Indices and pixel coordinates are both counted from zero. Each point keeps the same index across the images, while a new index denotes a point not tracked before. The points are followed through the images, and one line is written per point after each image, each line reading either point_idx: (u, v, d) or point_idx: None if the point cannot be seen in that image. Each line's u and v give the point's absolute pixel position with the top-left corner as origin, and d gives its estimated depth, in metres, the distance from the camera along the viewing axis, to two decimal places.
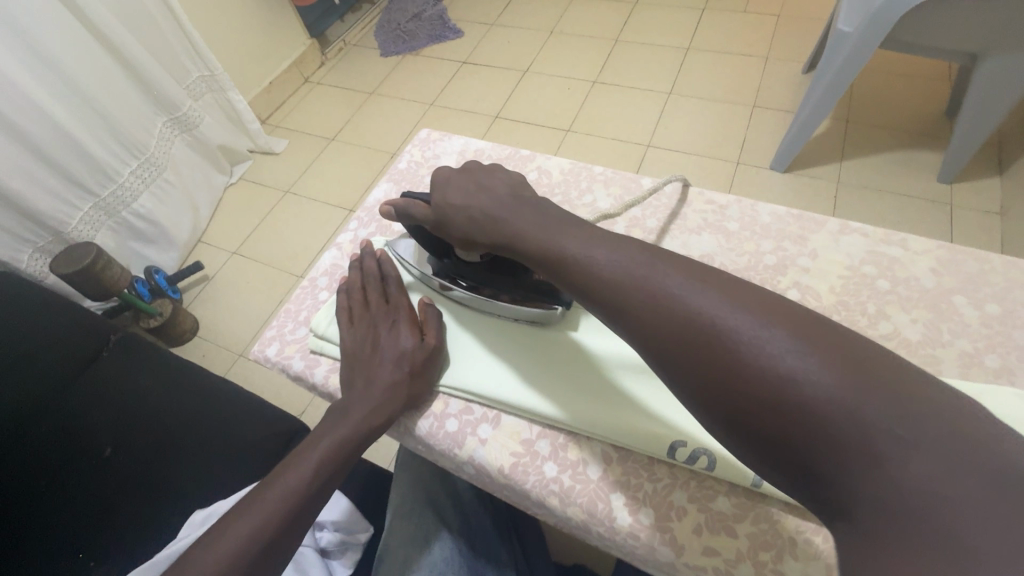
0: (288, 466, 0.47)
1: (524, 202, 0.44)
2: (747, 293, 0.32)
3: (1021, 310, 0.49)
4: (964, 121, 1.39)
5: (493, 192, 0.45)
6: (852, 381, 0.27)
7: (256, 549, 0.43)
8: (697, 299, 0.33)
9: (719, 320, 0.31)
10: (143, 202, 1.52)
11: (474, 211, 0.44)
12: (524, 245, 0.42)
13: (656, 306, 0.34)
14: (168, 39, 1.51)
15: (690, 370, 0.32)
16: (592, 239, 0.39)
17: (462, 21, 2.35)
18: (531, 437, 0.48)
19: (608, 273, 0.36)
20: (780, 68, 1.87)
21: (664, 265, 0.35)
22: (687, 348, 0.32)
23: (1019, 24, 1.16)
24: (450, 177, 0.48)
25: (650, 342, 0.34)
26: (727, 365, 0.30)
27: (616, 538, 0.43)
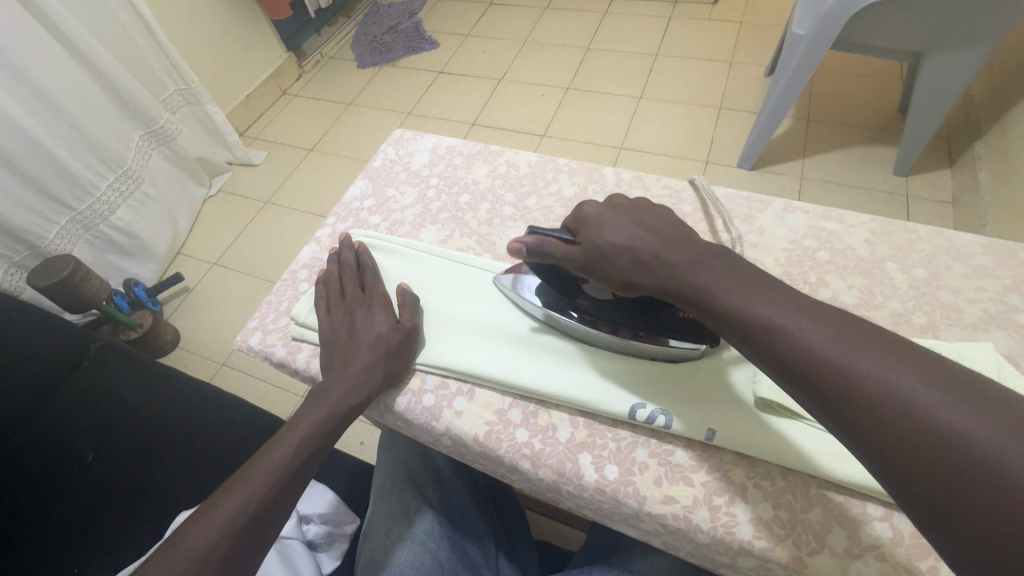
0: (274, 443, 0.50)
1: (706, 250, 0.42)
2: (994, 403, 0.30)
3: (945, 273, 0.54)
4: (914, 116, 1.47)
5: (658, 235, 0.44)
6: None
7: (243, 520, 0.45)
8: (930, 397, 0.31)
9: (964, 431, 0.29)
10: (121, 215, 1.53)
11: (638, 253, 0.43)
12: (706, 301, 0.40)
13: (886, 400, 0.31)
14: (144, 53, 1.53)
15: (924, 477, 0.30)
16: (791, 304, 0.37)
17: (437, 32, 2.41)
18: (503, 407, 0.51)
19: (813, 350, 0.34)
20: (743, 71, 1.95)
21: (890, 354, 0.33)
22: (917, 452, 0.30)
23: (955, 25, 1.24)
24: (601, 215, 0.46)
25: (863, 434, 0.32)
26: (983, 484, 0.28)
27: (584, 494, 0.47)
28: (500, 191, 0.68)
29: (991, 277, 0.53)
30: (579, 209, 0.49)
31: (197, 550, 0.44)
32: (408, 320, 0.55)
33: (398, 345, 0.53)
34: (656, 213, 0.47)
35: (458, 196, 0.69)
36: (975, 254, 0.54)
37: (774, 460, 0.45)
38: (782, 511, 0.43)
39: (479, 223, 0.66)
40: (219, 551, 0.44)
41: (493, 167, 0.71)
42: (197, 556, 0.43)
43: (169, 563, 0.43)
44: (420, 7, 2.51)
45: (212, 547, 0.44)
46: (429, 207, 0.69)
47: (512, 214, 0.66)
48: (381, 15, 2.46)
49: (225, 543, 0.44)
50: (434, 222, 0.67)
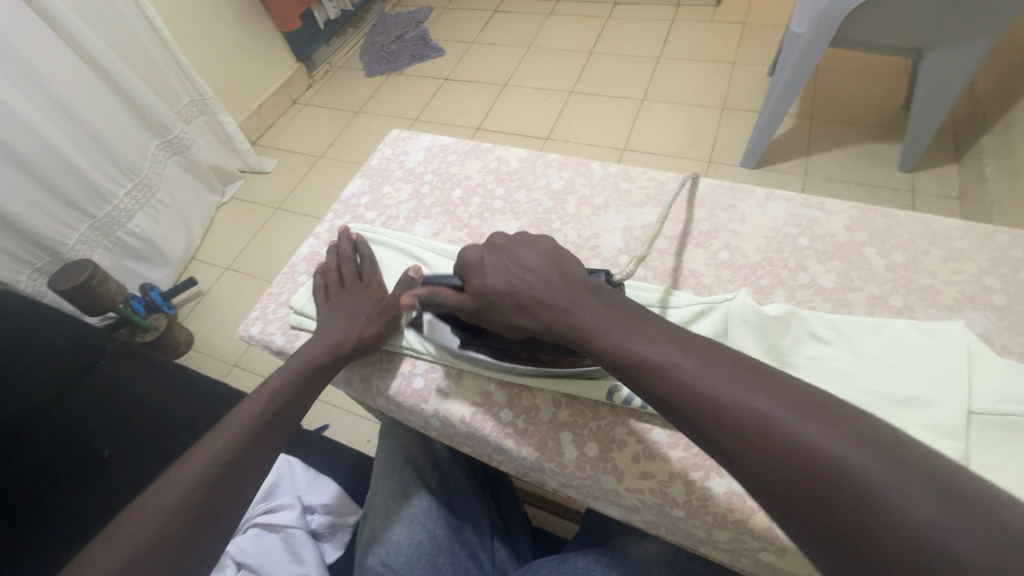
0: (243, 402, 0.53)
1: (584, 287, 0.45)
2: (853, 423, 0.33)
3: (923, 256, 0.55)
4: (917, 112, 1.47)
5: (538, 272, 0.47)
6: (986, 532, 0.27)
7: (221, 464, 0.48)
8: (798, 424, 0.33)
9: (832, 455, 0.32)
10: (137, 222, 1.58)
11: (520, 295, 0.46)
12: (592, 343, 0.42)
13: (759, 430, 0.34)
14: (159, 65, 1.59)
15: (801, 502, 0.32)
16: (672, 343, 0.39)
17: (443, 40, 2.46)
18: (489, 389, 0.53)
19: (700, 391, 0.36)
20: (746, 71, 1.96)
21: (759, 385, 0.36)
22: (798, 479, 0.32)
23: (954, 19, 1.24)
24: (482, 258, 0.49)
25: (752, 469, 0.34)
26: (851, 504, 0.30)
27: (565, 471, 0.48)
28: (490, 186, 0.71)
29: (969, 260, 0.54)
30: (459, 257, 0.51)
31: (175, 497, 0.45)
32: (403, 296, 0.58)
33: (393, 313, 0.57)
34: (534, 245, 0.50)
35: (450, 192, 0.71)
36: (954, 238, 0.55)
37: None
38: None
39: (470, 217, 0.68)
40: (195, 495, 0.46)
41: (485, 163, 0.74)
42: (173, 501, 0.45)
43: (144, 511, 0.44)
44: (426, 16, 2.56)
45: (188, 491, 0.46)
46: (423, 202, 0.71)
47: (503, 208, 0.68)
48: (389, 26, 2.52)
49: (202, 489, 0.46)
50: (427, 217, 0.69)
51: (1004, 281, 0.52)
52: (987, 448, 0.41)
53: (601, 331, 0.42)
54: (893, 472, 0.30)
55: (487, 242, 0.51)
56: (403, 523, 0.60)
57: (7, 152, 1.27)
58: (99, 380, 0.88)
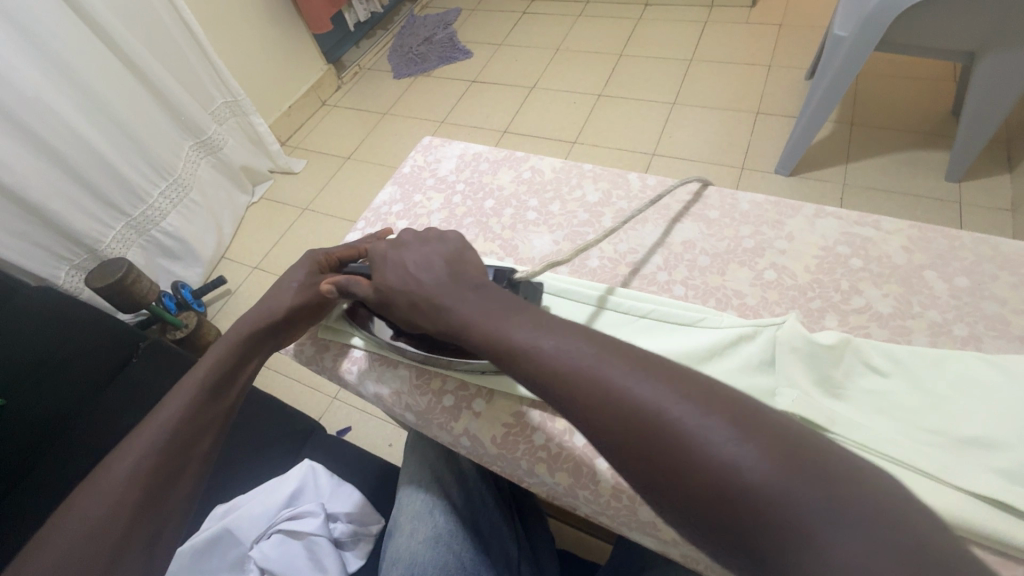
0: (183, 377, 0.56)
1: (467, 286, 0.46)
2: (697, 386, 0.35)
3: (990, 282, 0.51)
4: (967, 119, 1.39)
5: (432, 271, 0.48)
6: (778, 460, 0.31)
7: (165, 436, 0.51)
8: (634, 386, 0.36)
9: (672, 416, 0.34)
10: (171, 221, 1.62)
11: (414, 295, 0.47)
12: (473, 334, 0.44)
13: (602, 395, 0.37)
14: (194, 67, 1.62)
15: (637, 456, 0.35)
16: (541, 325, 0.41)
17: (471, 42, 2.45)
18: (522, 410, 0.51)
19: (562, 369, 0.39)
20: (782, 75, 1.90)
21: (605, 354, 0.38)
22: (644, 440, 0.35)
23: (1012, 21, 1.17)
24: (385, 254, 0.52)
25: (606, 437, 0.36)
26: (675, 452, 0.33)
27: (599, 500, 0.46)
28: (524, 197, 0.69)
29: None
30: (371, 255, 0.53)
31: (123, 471, 0.49)
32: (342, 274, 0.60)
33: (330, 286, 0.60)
34: (432, 243, 0.51)
35: (482, 202, 0.70)
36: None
37: None
38: None
39: (502, 228, 0.66)
40: (139, 474, 0.49)
41: (518, 173, 0.72)
42: (123, 481, 0.49)
43: (93, 495, 0.48)
44: (455, 18, 2.57)
45: (133, 472, 0.49)
46: (454, 212, 0.70)
47: (536, 219, 0.66)
48: (417, 28, 2.53)
49: (150, 460, 0.50)
50: (458, 227, 0.68)
51: None
52: None
53: (483, 322, 0.43)
54: (710, 418, 0.33)
55: (395, 240, 0.53)
56: (426, 545, 0.60)
57: (47, 151, 1.30)
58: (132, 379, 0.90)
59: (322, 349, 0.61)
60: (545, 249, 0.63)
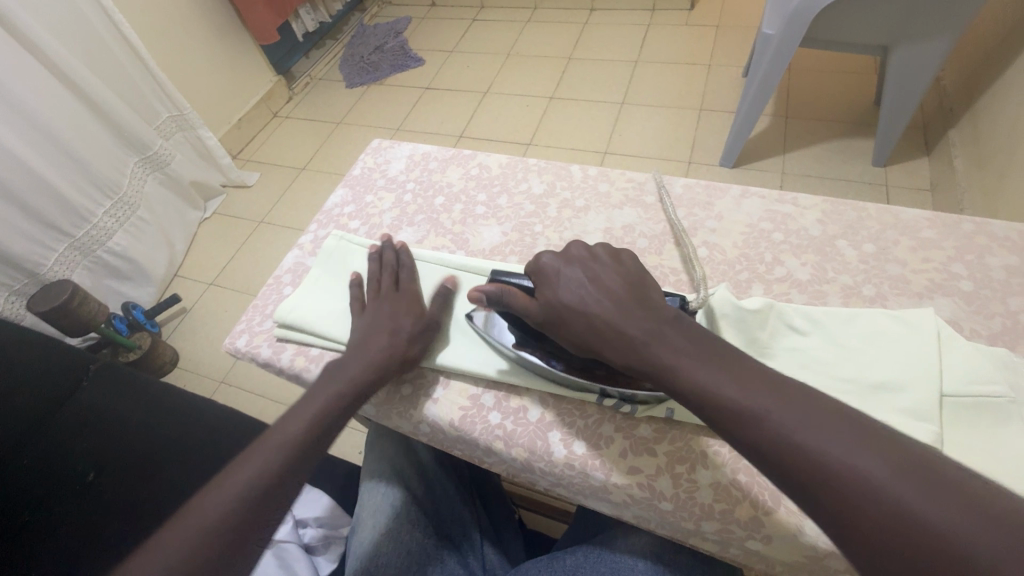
0: (290, 415, 0.50)
1: (662, 318, 0.43)
2: (924, 466, 0.33)
3: (893, 248, 0.57)
4: (887, 107, 1.50)
5: (611, 293, 0.45)
6: (869, 452, 0.33)
7: (264, 485, 0.45)
8: (724, 380, 0.38)
9: (771, 413, 0.36)
10: (118, 240, 1.57)
11: (593, 318, 0.44)
12: (643, 353, 0.42)
13: (697, 384, 0.39)
14: (137, 82, 1.58)
15: (738, 441, 0.37)
16: (640, 316, 0.43)
17: (422, 49, 2.47)
18: (477, 392, 0.54)
19: (769, 427, 0.36)
20: (721, 73, 2.00)
21: (695, 348, 0.41)
22: (814, 480, 0.34)
23: (918, 16, 1.28)
24: (559, 269, 0.47)
25: (820, 502, 0.34)
26: (772, 440, 0.36)
27: (554, 470, 0.49)
28: (472, 192, 0.72)
29: (936, 249, 0.56)
30: (536, 263, 0.49)
31: (213, 515, 0.43)
32: (435, 313, 0.57)
33: (430, 334, 0.57)
34: (608, 263, 0.47)
35: (433, 199, 0.72)
36: (921, 229, 0.57)
37: None
38: (740, 474, 0.45)
39: (453, 223, 0.69)
40: (232, 522, 0.43)
41: (466, 170, 0.75)
42: (215, 524, 0.43)
43: (177, 532, 0.42)
44: (405, 27, 2.58)
45: (233, 508, 0.44)
46: (406, 210, 0.72)
47: (485, 213, 0.69)
48: (368, 37, 2.53)
49: (245, 508, 0.44)
50: (410, 224, 0.70)
51: (970, 268, 0.54)
52: (964, 430, 0.43)
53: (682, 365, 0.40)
54: (799, 412, 0.36)
55: (564, 251, 0.49)
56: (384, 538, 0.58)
57: None
58: (82, 404, 0.85)
59: (279, 350, 0.62)
60: (494, 241, 0.66)
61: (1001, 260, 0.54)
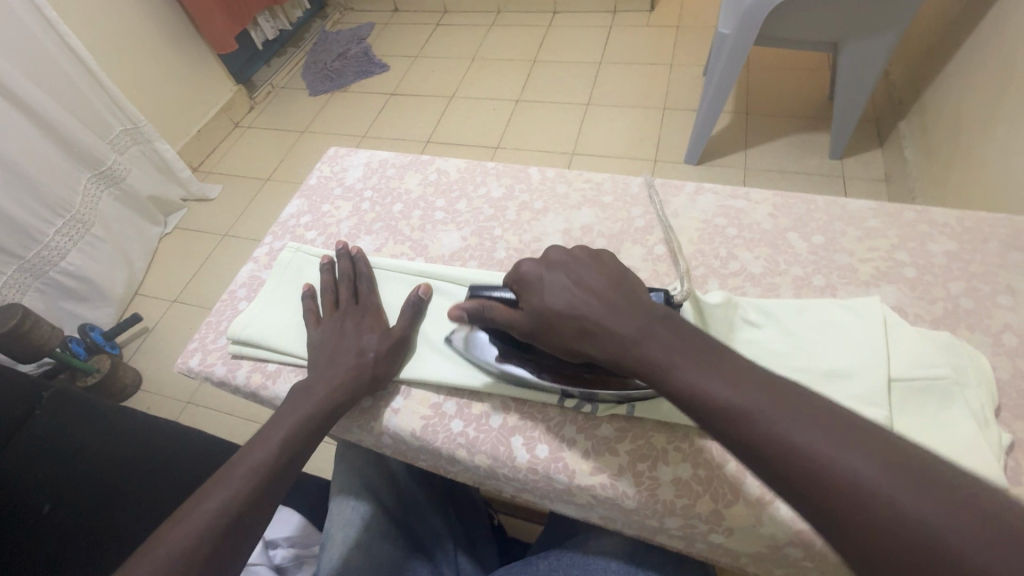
0: (256, 443, 0.51)
1: (649, 315, 0.41)
2: (917, 466, 0.32)
3: (841, 238, 0.58)
4: (840, 101, 1.55)
5: (597, 295, 0.43)
6: (857, 452, 0.33)
7: (228, 519, 0.46)
8: (712, 381, 0.37)
9: (761, 414, 0.35)
10: (72, 260, 1.50)
11: (579, 316, 0.42)
12: (634, 352, 0.40)
13: (687, 386, 0.38)
14: (87, 96, 1.52)
15: (729, 443, 0.37)
16: (628, 316, 0.41)
17: (387, 55, 2.45)
18: (439, 401, 0.53)
19: (760, 429, 0.35)
20: (683, 72, 2.03)
21: (681, 348, 0.39)
22: (806, 482, 0.33)
23: (864, 14, 1.32)
24: (541, 275, 0.46)
25: (809, 500, 0.34)
26: (762, 442, 0.35)
27: (518, 475, 0.49)
28: (431, 198, 0.71)
29: (882, 237, 0.57)
30: (517, 271, 0.47)
31: (178, 551, 0.43)
32: (405, 326, 0.56)
33: (398, 350, 0.55)
34: (590, 266, 0.45)
35: (391, 206, 0.71)
36: (867, 219, 0.59)
37: (692, 421, 0.47)
38: (700, 468, 0.46)
39: (412, 229, 0.68)
40: (198, 556, 0.44)
41: (425, 176, 0.74)
42: (180, 558, 0.43)
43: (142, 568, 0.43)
44: (368, 33, 2.55)
45: (197, 542, 0.44)
46: (363, 219, 0.70)
47: (444, 219, 0.68)
48: (330, 44, 2.49)
49: (211, 541, 0.44)
50: (369, 232, 0.69)
51: (913, 255, 0.56)
52: (911, 412, 0.44)
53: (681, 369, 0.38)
54: (787, 413, 0.35)
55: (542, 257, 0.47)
56: (343, 547, 0.57)
57: None
58: (35, 432, 0.79)
59: (234, 367, 0.60)
60: (454, 246, 0.65)
61: (942, 246, 0.56)
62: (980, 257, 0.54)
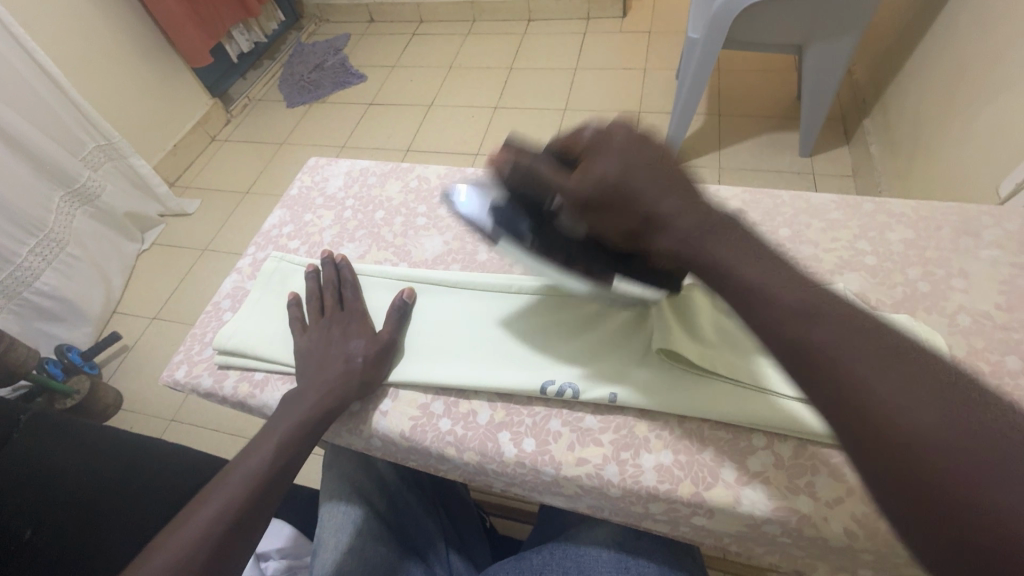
0: (250, 451, 0.51)
1: (706, 211, 0.39)
2: (962, 401, 0.31)
3: (806, 231, 0.61)
4: (806, 101, 1.61)
5: (666, 174, 0.39)
6: (898, 372, 0.32)
7: (222, 528, 0.46)
8: (756, 276, 0.37)
9: (801, 314, 0.35)
10: (46, 279, 1.48)
11: (636, 190, 0.38)
12: (680, 235, 0.38)
13: (729, 274, 0.37)
14: (58, 114, 1.50)
15: (762, 331, 0.36)
16: (686, 205, 0.39)
17: (363, 66, 2.46)
18: (426, 401, 0.54)
19: (794, 326, 0.34)
20: (656, 76, 2.08)
21: (733, 246, 0.38)
22: (834, 383, 0.32)
23: (825, 17, 1.38)
24: (613, 139, 0.40)
25: (833, 403, 0.32)
26: (797, 336, 0.34)
27: (506, 469, 0.50)
28: (412, 204, 0.72)
29: (844, 228, 0.60)
30: (588, 132, 0.42)
31: (173, 559, 0.44)
32: (392, 331, 0.57)
33: (386, 351, 0.56)
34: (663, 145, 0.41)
35: (373, 214, 0.72)
36: (829, 211, 0.62)
37: (671, 410, 0.49)
38: (681, 454, 0.48)
39: (394, 236, 0.69)
40: (193, 566, 0.44)
41: (406, 182, 0.75)
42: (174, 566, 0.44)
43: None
44: (344, 44, 2.56)
45: (192, 552, 0.45)
46: (346, 227, 0.71)
47: (426, 224, 0.70)
48: (306, 56, 2.49)
49: (205, 551, 0.45)
50: (352, 239, 0.70)
51: (873, 244, 0.59)
52: None
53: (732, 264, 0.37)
54: (829, 320, 0.34)
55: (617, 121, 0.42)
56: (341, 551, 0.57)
57: None
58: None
59: (221, 378, 0.60)
60: (437, 251, 0.67)
61: (900, 235, 0.59)
62: (935, 244, 0.57)
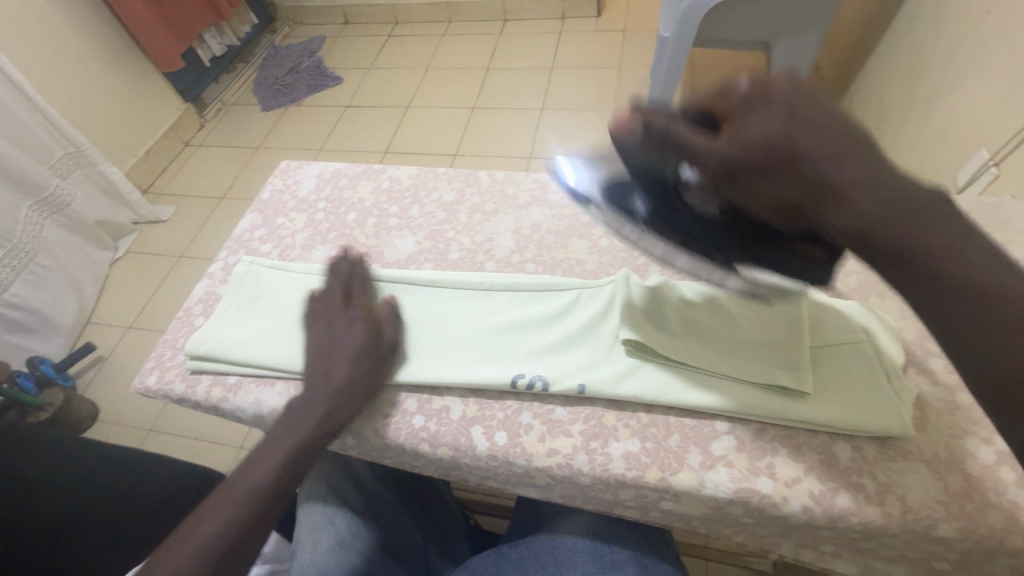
0: (251, 463, 0.49)
1: (880, 172, 0.33)
2: None
3: None
4: None
5: (839, 131, 0.33)
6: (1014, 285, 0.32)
7: (220, 547, 0.44)
8: (895, 200, 0.32)
9: (933, 237, 0.32)
10: (16, 290, 1.45)
11: (806, 152, 0.33)
12: (852, 200, 0.32)
13: (877, 205, 0.32)
14: (25, 121, 1.46)
15: (893, 256, 0.33)
16: (854, 161, 0.33)
17: (339, 68, 2.44)
18: (399, 399, 0.55)
19: (927, 251, 0.32)
20: (632, 74, 2.11)
21: (884, 180, 0.33)
22: (962, 301, 0.32)
23: (791, 15, 1.41)
24: (772, 92, 0.34)
25: (954, 318, 0.32)
26: (928, 259, 0.32)
27: (479, 462, 0.51)
28: (384, 205, 0.73)
29: None
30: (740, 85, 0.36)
31: None
32: (392, 334, 0.56)
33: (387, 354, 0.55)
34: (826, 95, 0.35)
35: (345, 216, 0.73)
36: None
37: (638, 400, 0.51)
38: (648, 442, 0.49)
39: (366, 237, 0.70)
40: None
41: (377, 184, 0.76)
42: None
43: None
44: (319, 46, 2.54)
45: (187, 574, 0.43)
46: (318, 229, 0.72)
47: (398, 224, 0.70)
48: (280, 58, 2.47)
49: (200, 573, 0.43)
50: (324, 241, 0.70)
51: None
52: (829, 376, 0.49)
53: (905, 225, 0.32)
54: (955, 240, 0.32)
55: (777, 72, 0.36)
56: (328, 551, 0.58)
57: None
58: None
59: (193, 382, 0.60)
60: (409, 250, 0.67)
61: None
62: None
